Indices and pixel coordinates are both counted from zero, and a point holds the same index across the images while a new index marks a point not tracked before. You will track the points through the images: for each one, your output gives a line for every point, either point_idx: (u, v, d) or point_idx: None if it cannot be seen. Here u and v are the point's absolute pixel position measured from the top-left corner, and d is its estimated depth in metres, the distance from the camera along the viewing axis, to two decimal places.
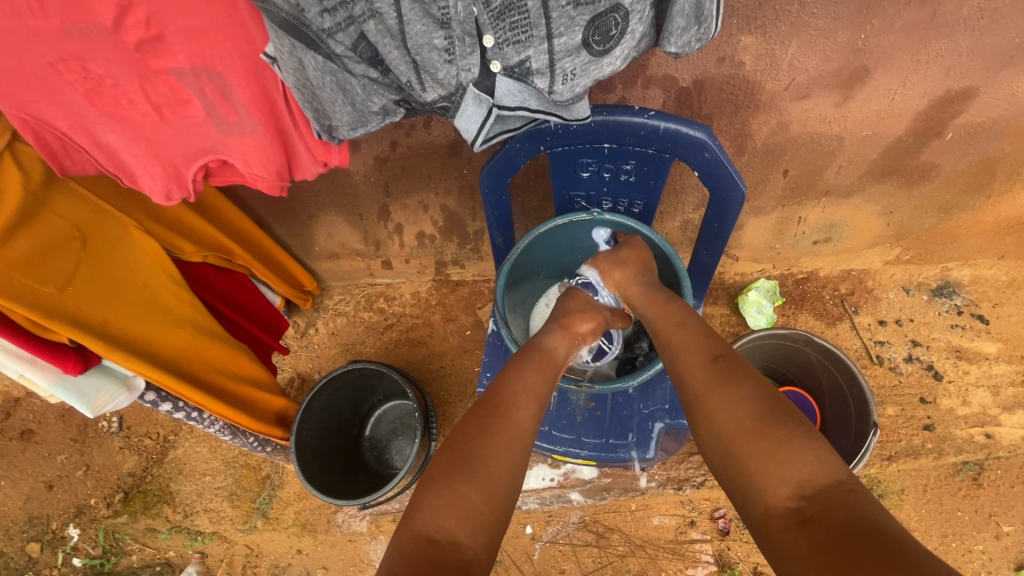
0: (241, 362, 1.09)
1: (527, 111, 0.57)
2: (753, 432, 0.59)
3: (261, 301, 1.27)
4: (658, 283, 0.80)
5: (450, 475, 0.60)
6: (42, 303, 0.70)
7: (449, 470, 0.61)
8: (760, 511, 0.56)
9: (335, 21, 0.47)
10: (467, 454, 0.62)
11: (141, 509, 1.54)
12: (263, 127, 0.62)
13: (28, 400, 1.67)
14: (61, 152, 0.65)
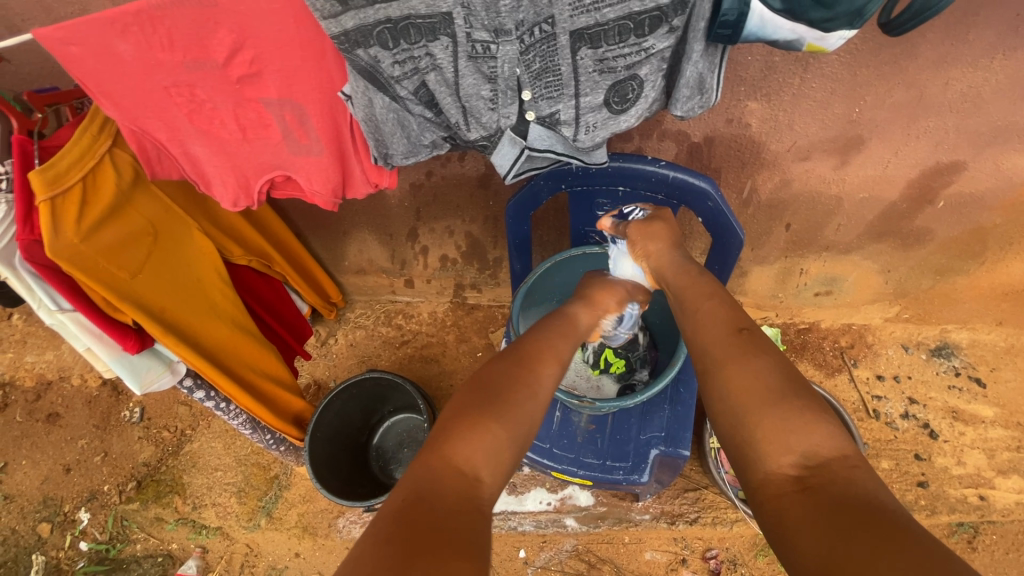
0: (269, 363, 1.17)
1: (554, 153, 0.67)
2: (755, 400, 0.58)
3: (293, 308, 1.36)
4: (680, 263, 0.83)
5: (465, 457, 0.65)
6: (118, 287, 0.80)
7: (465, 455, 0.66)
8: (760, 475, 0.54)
9: (403, 71, 0.58)
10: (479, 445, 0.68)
11: (153, 497, 1.61)
12: (329, 150, 0.72)
13: (60, 384, 1.77)
14: (155, 160, 0.76)
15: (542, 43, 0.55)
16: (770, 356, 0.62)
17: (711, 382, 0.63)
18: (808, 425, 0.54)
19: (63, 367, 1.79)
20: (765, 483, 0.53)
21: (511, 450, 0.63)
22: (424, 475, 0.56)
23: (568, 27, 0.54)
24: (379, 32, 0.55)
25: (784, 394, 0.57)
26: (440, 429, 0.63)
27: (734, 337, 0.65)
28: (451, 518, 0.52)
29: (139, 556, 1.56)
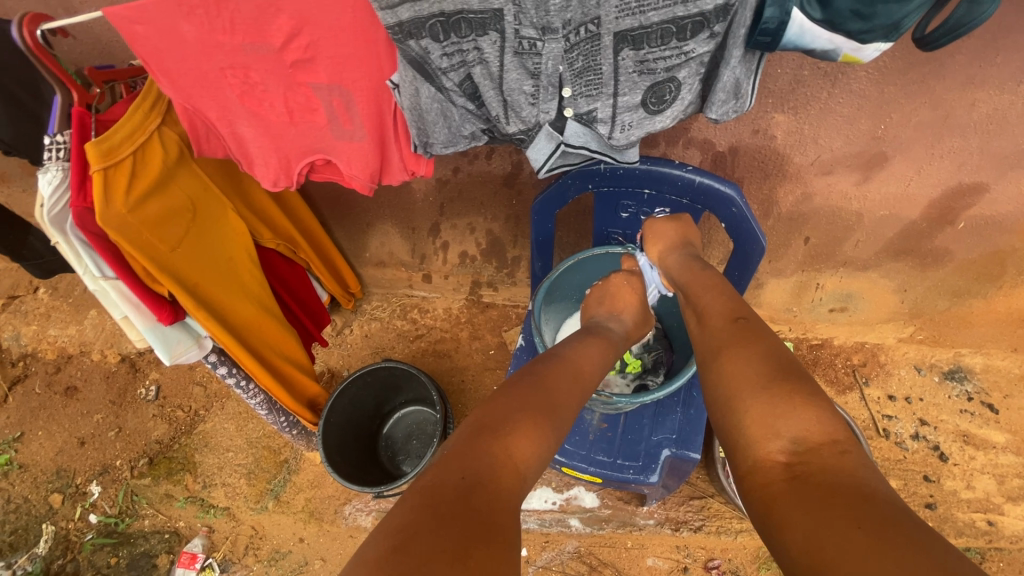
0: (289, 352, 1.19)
1: (587, 150, 0.69)
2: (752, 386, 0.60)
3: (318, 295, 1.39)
4: (685, 261, 0.88)
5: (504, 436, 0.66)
6: (158, 258, 0.83)
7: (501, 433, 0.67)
8: (751, 462, 0.54)
9: (451, 63, 0.61)
10: None
11: (165, 474, 1.64)
12: (370, 137, 0.75)
13: (81, 358, 1.82)
14: (203, 138, 0.79)
15: (586, 42, 0.57)
16: (763, 342, 0.65)
17: (712, 370, 0.66)
18: (802, 410, 0.55)
19: (84, 342, 1.83)
20: (754, 469, 0.54)
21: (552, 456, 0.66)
22: (483, 461, 0.58)
23: (613, 28, 0.56)
24: (431, 24, 0.57)
25: (774, 379, 0.59)
26: (495, 421, 0.65)
27: (731, 326, 0.70)
28: (504, 515, 0.54)
29: (146, 531, 1.58)
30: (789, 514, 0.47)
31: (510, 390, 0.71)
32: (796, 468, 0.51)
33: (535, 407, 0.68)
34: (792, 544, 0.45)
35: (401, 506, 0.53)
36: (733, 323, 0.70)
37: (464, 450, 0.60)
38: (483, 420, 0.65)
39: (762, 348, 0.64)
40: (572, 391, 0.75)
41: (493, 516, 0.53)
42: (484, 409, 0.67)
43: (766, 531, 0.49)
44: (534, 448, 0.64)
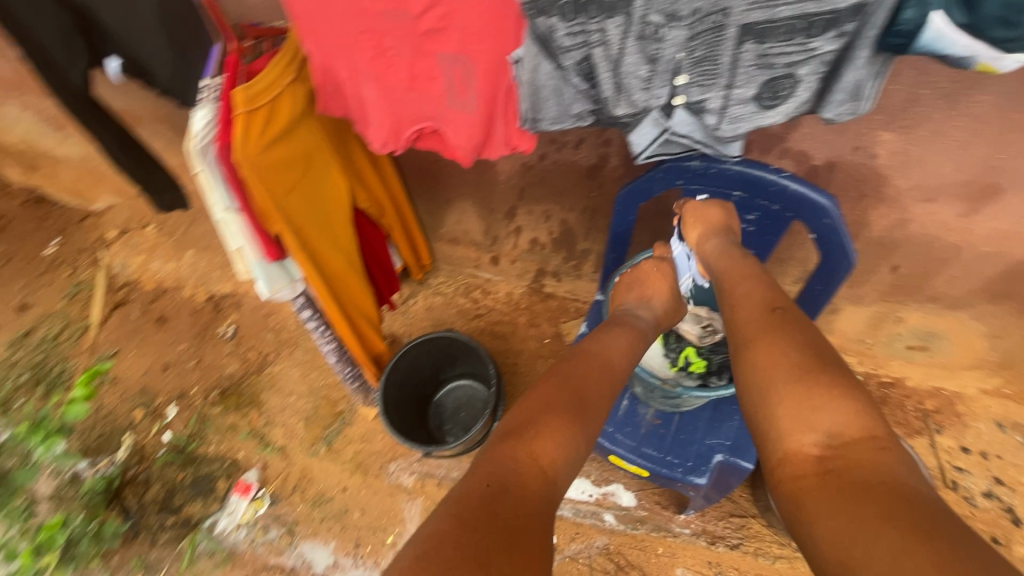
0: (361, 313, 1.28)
1: (690, 140, 0.71)
2: (789, 375, 0.62)
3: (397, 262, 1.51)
4: (725, 246, 0.89)
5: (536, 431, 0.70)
6: (274, 199, 0.92)
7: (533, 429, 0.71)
8: (783, 451, 0.58)
9: (573, 42, 0.64)
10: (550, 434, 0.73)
11: (233, 407, 1.78)
12: (481, 109, 0.80)
13: (175, 292, 2.01)
14: (329, 96, 0.87)
15: (710, 32, 0.59)
16: (801, 331, 0.67)
17: (746, 358, 0.68)
18: (839, 403, 0.57)
19: (180, 279, 2.03)
20: (787, 460, 0.57)
21: (581, 455, 0.69)
22: (508, 468, 0.62)
23: (740, 20, 0.58)
24: (563, 4, 0.61)
25: (811, 370, 0.61)
26: (522, 426, 0.68)
27: (770, 316, 0.71)
28: (529, 518, 0.57)
29: (210, 457, 1.71)
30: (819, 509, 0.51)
31: (538, 393, 0.75)
32: (828, 460, 0.54)
33: (564, 409, 0.71)
34: (820, 540, 0.48)
35: (430, 518, 0.56)
36: (772, 312, 0.71)
37: (493, 460, 0.63)
38: (509, 428, 0.69)
39: (799, 338, 0.66)
40: (603, 386, 0.78)
41: (517, 523, 0.55)
42: (513, 416, 0.71)
43: (794, 520, 0.53)
44: (562, 452, 0.67)
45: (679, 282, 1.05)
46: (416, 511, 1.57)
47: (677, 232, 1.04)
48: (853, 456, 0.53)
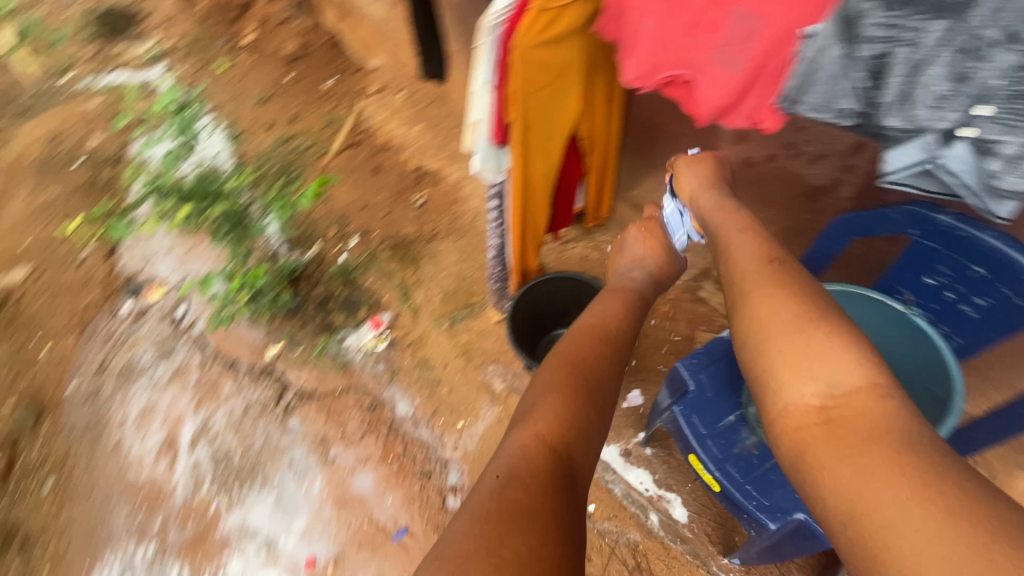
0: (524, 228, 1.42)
1: (956, 180, 0.67)
2: (786, 330, 0.71)
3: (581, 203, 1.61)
4: (721, 201, 1.07)
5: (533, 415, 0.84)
6: (522, 90, 1.05)
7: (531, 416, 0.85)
8: (786, 405, 0.67)
9: (882, 35, 0.62)
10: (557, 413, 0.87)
11: (399, 258, 2.09)
12: (745, 74, 0.79)
13: (396, 152, 2.37)
14: (610, 20, 0.96)
15: None
16: (794, 286, 0.77)
17: (744, 311, 0.78)
18: (839, 355, 0.66)
19: (404, 143, 2.38)
20: (789, 412, 0.66)
21: (580, 427, 0.81)
22: (514, 461, 0.74)
23: None
24: None
25: (808, 323, 0.71)
26: (524, 420, 0.83)
27: (769, 269, 0.82)
28: (534, 497, 0.68)
29: (365, 287, 2.03)
30: (820, 456, 0.59)
31: (541, 386, 0.89)
32: (829, 408, 0.63)
33: (559, 389, 0.87)
34: (828, 488, 0.57)
35: (457, 517, 0.67)
36: (768, 265, 0.83)
37: (508, 456, 0.76)
38: (519, 427, 0.83)
39: (791, 291, 0.76)
40: (601, 367, 0.94)
41: (522, 500, 0.67)
42: (521, 418, 0.85)
43: (799, 467, 0.62)
44: (563, 427, 0.80)
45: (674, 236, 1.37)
46: (490, 414, 1.74)
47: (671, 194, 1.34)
48: (858, 403, 0.61)
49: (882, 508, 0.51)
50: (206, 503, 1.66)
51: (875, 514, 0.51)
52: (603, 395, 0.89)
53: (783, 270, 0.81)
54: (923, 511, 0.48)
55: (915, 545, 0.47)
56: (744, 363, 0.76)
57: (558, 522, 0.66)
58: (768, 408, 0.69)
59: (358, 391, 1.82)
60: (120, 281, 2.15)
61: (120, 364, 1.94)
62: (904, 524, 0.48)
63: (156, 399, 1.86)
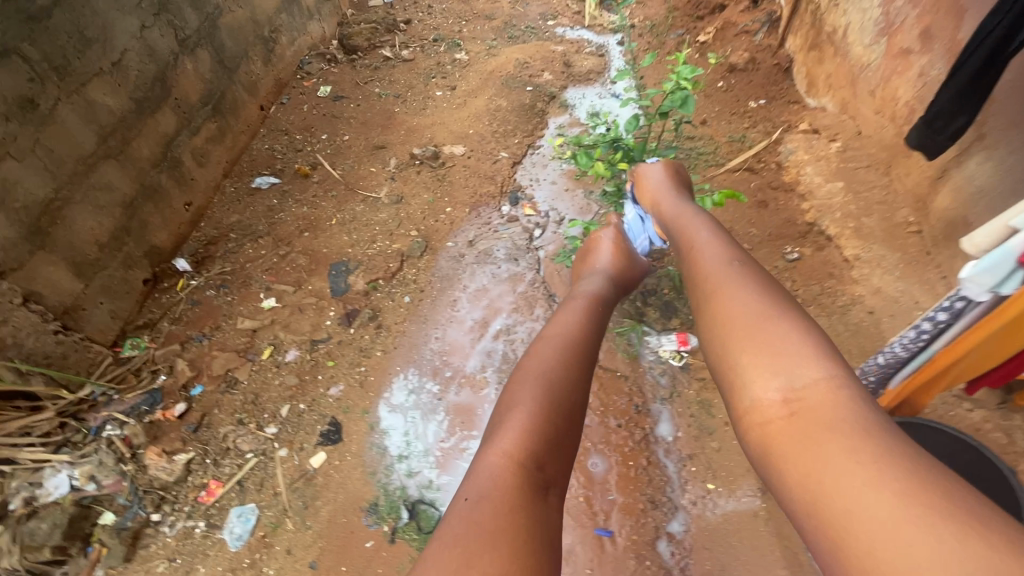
0: (948, 359, 1.17)
1: None
2: (743, 328, 0.94)
3: (605, 231, 1.91)
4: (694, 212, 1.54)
5: (494, 432, 1.08)
6: None
7: (491, 432, 1.08)
8: (752, 402, 0.85)
9: None
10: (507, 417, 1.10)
11: None
12: None
13: (793, 197, 2.20)
14: None
15: None
16: (745, 287, 1.03)
17: (710, 305, 1.04)
18: (780, 352, 0.87)
19: (807, 191, 2.19)
20: (756, 409, 0.84)
21: (538, 431, 1.05)
22: (479, 487, 0.93)
23: None
24: None
25: (757, 320, 0.94)
26: (491, 438, 1.06)
27: (735, 264, 1.13)
28: (497, 513, 0.87)
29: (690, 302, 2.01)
30: (787, 450, 0.76)
31: (511, 400, 1.13)
32: (791, 400, 0.80)
33: (529, 400, 1.11)
34: (795, 473, 0.74)
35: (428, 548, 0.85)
36: (731, 262, 1.14)
37: (480, 477, 0.96)
38: (489, 449, 1.04)
39: (747, 296, 1.01)
40: (566, 365, 1.21)
41: (483, 523, 0.85)
42: (489, 436, 1.08)
43: (767, 456, 0.79)
44: (524, 444, 1.01)
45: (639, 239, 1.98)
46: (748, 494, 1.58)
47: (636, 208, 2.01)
48: (813, 396, 0.79)
49: (856, 500, 0.65)
50: (483, 384, 1.92)
51: (847, 502, 0.65)
52: (571, 404, 1.13)
53: (742, 270, 1.10)
54: (890, 492, 0.63)
55: (883, 526, 0.61)
56: (713, 365, 0.98)
57: (519, 534, 0.84)
58: (741, 408, 0.87)
59: (634, 386, 1.84)
60: (512, 188, 2.68)
61: (483, 247, 2.37)
62: (860, 493, 0.65)
63: (492, 286, 2.22)
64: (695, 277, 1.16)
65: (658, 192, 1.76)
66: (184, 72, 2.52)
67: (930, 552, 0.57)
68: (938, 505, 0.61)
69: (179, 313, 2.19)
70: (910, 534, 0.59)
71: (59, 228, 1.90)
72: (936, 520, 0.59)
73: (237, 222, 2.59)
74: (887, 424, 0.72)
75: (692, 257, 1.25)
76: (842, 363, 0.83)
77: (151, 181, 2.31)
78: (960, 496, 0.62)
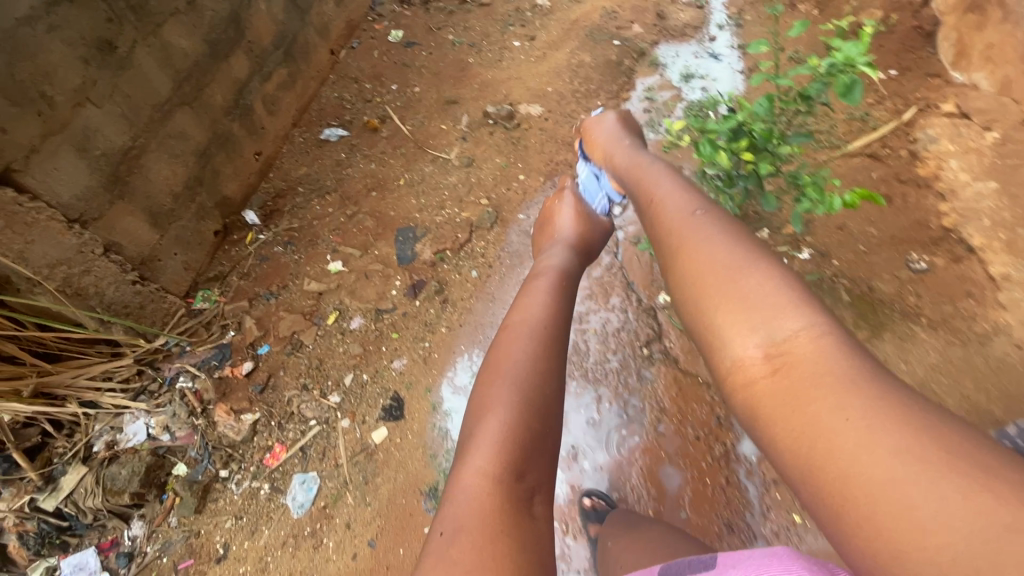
0: None
1: None
2: (720, 283, 1.00)
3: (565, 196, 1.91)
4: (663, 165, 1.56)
5: (467, 445, 1.13)
6: None
7: (464, 445, 1.14)
8: (736, 363, 0.91)
9: None
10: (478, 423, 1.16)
11: (857, 308, 1.75)
12: None
13: (928, 194, 1.88)
14: None
15: None
16: (717, 241, 1.08)
17: (683, 258, 1.10)
18: (755, 305, 0.93)
19: (947, 188, 1.86)
20: (739, 370, 0.89)
21: (512, 439, 1.10)
22: (467, 515, 0.98)
23: None
24: None
25: (732, 273, 1.00)
26: (465, 454, 1.11)
27: (697, 221, 1.16)
28: (489, 543, 0.92)
29: None
30: (775, 411, 0.82)
31: (478, 413, 1.18)
32: (774, 357, 0.87)
33: (502, 405, 1.16)
34: (788, 435, 0.79)
35: None
36: (696, 212, 1.18)
37: (464, 501, 1.01)
38: (467, 462, 1.09)
39: (719, 250, 1.06)
40: (534, 360, 1.26)
41: (480, 548, 0.91)
42: (461, 452, 1.13)
43: (755, 418, 0.86)
44: (499, 455, 1.07)
45: (597, 198, 1.97)
46: None
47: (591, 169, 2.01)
48: (797, 350, 0.85)
49: (857, 456, 0.70)
50: None
51: (847, 459, 0.71)
52: (541, 401, 1.18)
53: (712, 222, 1.14)
54: (887, 446, 0.69)
55: (885, 480, 0.67)
56: (690, 323, 1.04)
57: (515, 556, 0.91)
58: (725, 369, 0.93)
59: (717, 395, 1.68)
60: None
61: None
62: (858, 450, 0.70)
63: None
64: (665, 229, 1.20)
65: (613, 149, 1.79)
66: (257, 12, 2.40)
67: (923, 499, 0.63)
68: (932, 448, 0.67)
69: (248, 268, 2.17)
70: (914, 490, 0.64)
71: (137, 178, 1.88)
72: (927, 459, 0.66)
73: (305, 175, 2.52)
74: (863, 369, 0.79)
75: (659, 216, 1.28)
76: (817, 309, 0.90)
77: (223, 129, 2.25)
78: (941, 433, 0.68)
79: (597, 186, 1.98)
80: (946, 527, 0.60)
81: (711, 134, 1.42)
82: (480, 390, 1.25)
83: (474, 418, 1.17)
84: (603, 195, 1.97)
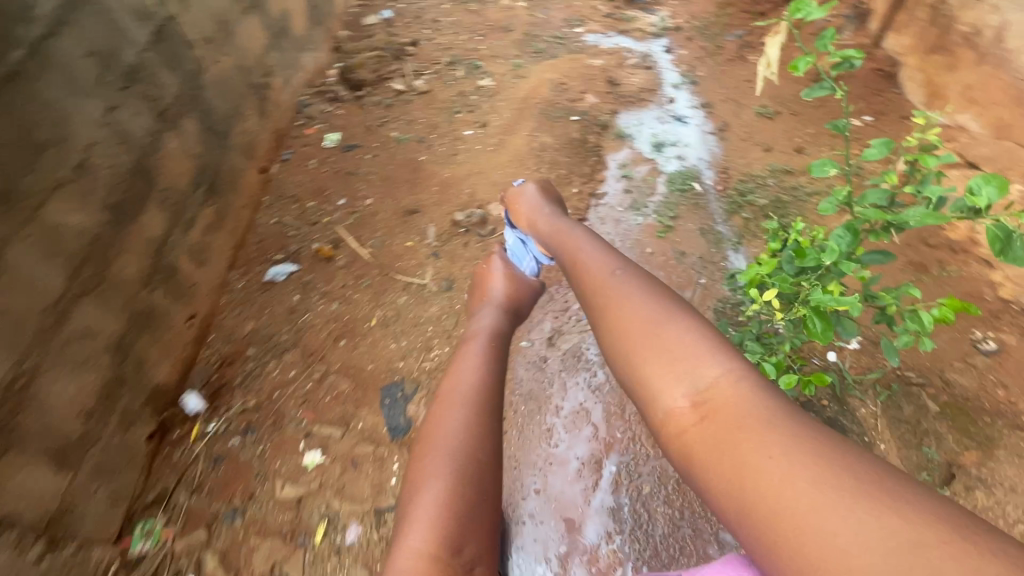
0: None
1: None
2: (643, 334, 1.03)
3: (493, 261, 1.79)
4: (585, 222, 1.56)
5: (404, 522, 1.03)
6: None
7: (401, 523, 1.04)
8: (665, 412, 0.92)
9: None
10: (414, 496, 1.07)
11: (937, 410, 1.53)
12: None
13: (968, 262, 1.73)
14: None
15: None
16: (638, 295, 1.12)
17: (610, 317, 1.12)
18: (676, 356, 0.96)
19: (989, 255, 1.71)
20: (670, 419, 0.92)
21: (454, 510, 1.02)
22: None
23: None
24: None
25: (657, 322, 1.04)
26: (399, 535, 1.02)
27: (622, 276, 1.19)
28: None
29: (858, 416, 1.57)
30: (706, 455, 0.84)
31: (413, 486, 1.09)
32: (698, 403, 0.89)
33: (439, 475, 1.07)
34: (717, 478, 0.81)
35: None
36: (617, 271, 1.21)
37: None
38: (403, 544, 1.00)
39: (642, 302, 1.10)
40: (470, 421, 1.16)
41: None
42: (398, 529, 1.03)
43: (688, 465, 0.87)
44: (436, 531, 0.99)
45: (525, 261, 1.86)
46: None
47: (514, 233, 1.91)
48: (719, 396, 0.89)
49: (784, 491, 0.73)
50: (617, 562, 1.50)
51: (777, 497, 0.73)
52: (477, 460, 1.10)
53: (633, 276, 1.18)
54: (807, 480, 0.72)
55: (811, 513, 0.69)
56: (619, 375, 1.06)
57: None
58: (656, 420, 0.94)
59: None
60: None
61: (570, 345, 1.88)
62: (786, 488, 0.73)
63: (592, 402, 1.75)
64: (591, 292, 1.23)
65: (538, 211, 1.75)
66: (169, 152, 1.98)
67: (844, 527, 0.66)
68: (842, 476, 0.71)
69: (199, 478, 1.71)
70: (833, 518, 0.68)
71: (29, 414, 1.42)
72: (838, 484, 0.71)
73: (253, 330, 2.09)
74: (774, 406, 0.84)
75: (585, 277, 1.29)
76: (729, 353, 0.95)
77: (144, 304, 1.81)
78: (845, 458, 0.74)
79: (523, 246, 1.87)
80: (865, 550, 0.63)
81: (811, 290, 1.20)
82: (415, 460, 1.15)
83: (408, 496, 1.08)
84: (531, 256, 1.86)
